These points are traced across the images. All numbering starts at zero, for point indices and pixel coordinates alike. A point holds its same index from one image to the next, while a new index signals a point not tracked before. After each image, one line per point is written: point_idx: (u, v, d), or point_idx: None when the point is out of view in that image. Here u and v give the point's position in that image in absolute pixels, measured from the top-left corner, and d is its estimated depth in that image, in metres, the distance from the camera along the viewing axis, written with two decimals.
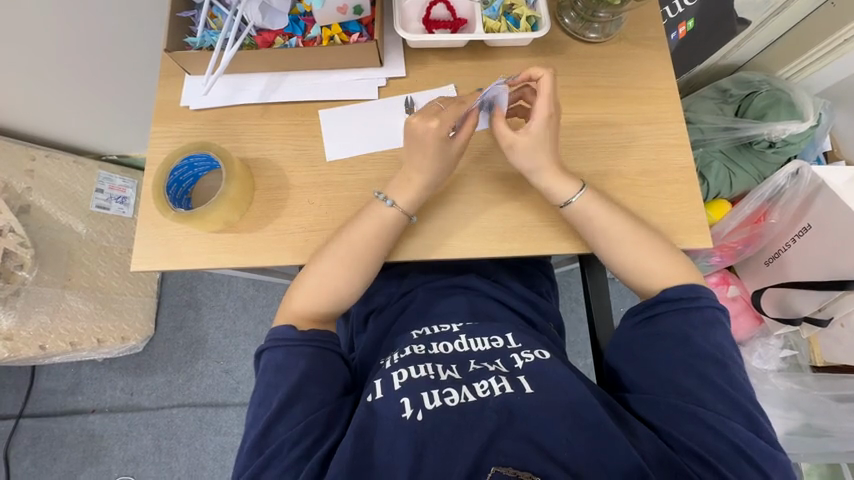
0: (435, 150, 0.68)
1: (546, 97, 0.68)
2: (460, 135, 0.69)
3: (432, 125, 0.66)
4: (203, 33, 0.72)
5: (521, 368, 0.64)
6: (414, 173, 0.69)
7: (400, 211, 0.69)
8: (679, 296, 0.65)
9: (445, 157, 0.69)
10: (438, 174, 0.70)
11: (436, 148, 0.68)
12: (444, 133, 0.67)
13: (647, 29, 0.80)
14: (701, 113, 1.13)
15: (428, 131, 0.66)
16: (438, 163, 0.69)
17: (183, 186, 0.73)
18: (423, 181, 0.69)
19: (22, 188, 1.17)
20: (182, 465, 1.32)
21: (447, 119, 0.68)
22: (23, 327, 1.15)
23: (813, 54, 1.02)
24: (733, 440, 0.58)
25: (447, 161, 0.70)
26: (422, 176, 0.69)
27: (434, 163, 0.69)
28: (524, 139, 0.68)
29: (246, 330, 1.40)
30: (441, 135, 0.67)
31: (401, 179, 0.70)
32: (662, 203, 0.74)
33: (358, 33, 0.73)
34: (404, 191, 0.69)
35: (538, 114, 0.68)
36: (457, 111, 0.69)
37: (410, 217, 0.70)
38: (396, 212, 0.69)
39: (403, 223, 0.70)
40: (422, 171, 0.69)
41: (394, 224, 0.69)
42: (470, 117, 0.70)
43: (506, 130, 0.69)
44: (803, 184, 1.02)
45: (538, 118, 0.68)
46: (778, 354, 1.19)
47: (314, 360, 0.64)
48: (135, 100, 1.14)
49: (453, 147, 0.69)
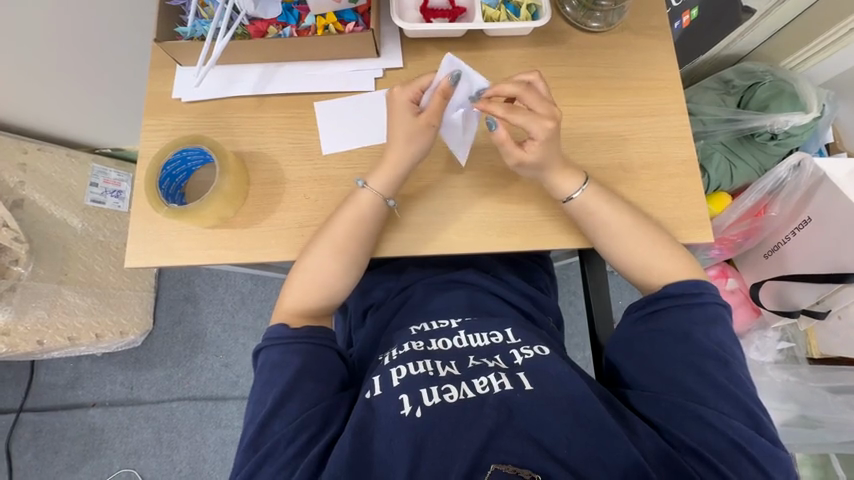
0: (401, 119, 0.66)
1: (535, 116, 0.63)
2: (428, 109, 0.65)
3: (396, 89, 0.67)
4: (194, 22, 0.70)
5: (520, 364, 0.63)
6: (390, 154, 0.68)
7: (374, 193, 0.68)
8: (680, 291, 0.64)
9: (414, 133, 0.66)
10: (414, 155, 0.68)
11: (399, 115, 0.66)
12: (405, 98, 0.66)
13: (650, 18, 0.78)
14: (704, 104, 1.11)
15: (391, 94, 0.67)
16: (411, 141, 0.67)
17: (177, 179, 0.71)
18: (400, 162, 0.68)
19: (15, 182, 1.14)
20: (182, 457, 1.32)
21: (413, 84, 0.66)
22: (19, 322, 1.14)
23: (818, 44, 1.00)
24: (732, 437, 0.57)
25: (416, 139, 0.67)
26: (402, 158, 0.68)
27: (403, 137, 0.67)
28: (535, 157, 0.65)
29: (245, 324, 1.39)
30: (402, 99, 0.66)
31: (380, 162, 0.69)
32: (664, 196, 0.72)
33: (354, 22, 0.72)
34: (383, 178, 0.68)
35: (535, 134, 0.64)
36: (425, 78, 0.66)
37: (387, 200, 0.69)
38: (371, 195, 0.68)
39: (382, 208, 0.69)
40: (404, 157, 0.68)
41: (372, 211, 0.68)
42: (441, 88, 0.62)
43: (514, 149, 0.65)
44: (805, 176, 1.00)
45: (537, 137, 0.64)
46: (774, 346, 1.19)
47: (312, 357, 0.63)
48: (126, 90, 1.12)
49: (420, 120, 0.65)
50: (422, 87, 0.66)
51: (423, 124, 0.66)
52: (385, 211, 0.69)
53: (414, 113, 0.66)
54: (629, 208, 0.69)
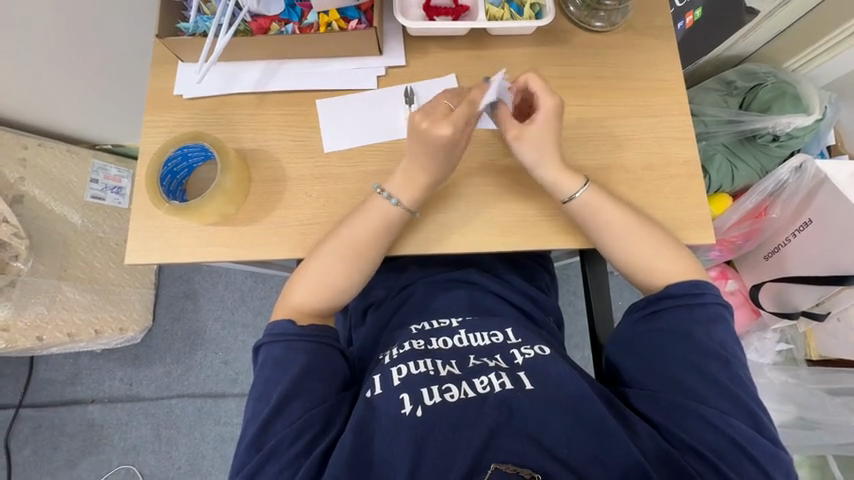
0: (438, 153, 0.66)
1: (546, 88, 0.66)
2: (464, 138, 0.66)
3: (442, 128, 0.64)
4: (196, 18, 0.70)
5: (521, 364, 0.63)
6: (420, 174, 0.68)
7: (403, 207, 0.68)
8: (681, 292, 0.64)
9: (455, 157, 0.68)
10: (445, 173, 0.69)
11: (445, 150, 0.66)
12: (452, 138, 0.65)
13: (655, 18, 0.78)
14: (706, 105, 1.10)
15: (436, 133, 0.64)
16: (449, 163, 0.68)
17: (178, 177, 0.71)
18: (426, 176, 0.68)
19: (14, 178, 1.14)
20: (182, 454, 1.32)
21: (457, 120, 0.64)
22: (19, 317, 1.13)
23: (821, 45, 1.00)
24: (732, 436, 0.56)
25: (455, 160, 0.69)
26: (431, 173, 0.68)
27: (445, 163, 0.68)
28: (535, 129, 0.66)
29: (245, 321, 1.39)
30: (447, 140, 0.65)
31: (403, 173, 0.68)
32: (666, 197, 0.72)
33: (357, 19, 0.71)
34: (403, 185, 0.68)
35: (544, 105, 0.66)
36: (471, 115, 0.65)
37: (413, 212, 0.69)
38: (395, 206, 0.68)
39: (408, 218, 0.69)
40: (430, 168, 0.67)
41: (376, 211, 0.67)
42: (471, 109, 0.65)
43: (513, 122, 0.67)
44: (806, 178, 0.99)
45: (545, 106, 0.66)
46: (773, 348, 1.18)
47: (313, 355, 0.63)
48: (126, 86, 1.11)
49: (457, 152, 0.67)
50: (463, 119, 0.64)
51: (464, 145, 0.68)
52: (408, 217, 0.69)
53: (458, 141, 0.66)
54: (629, 210, 0.69)
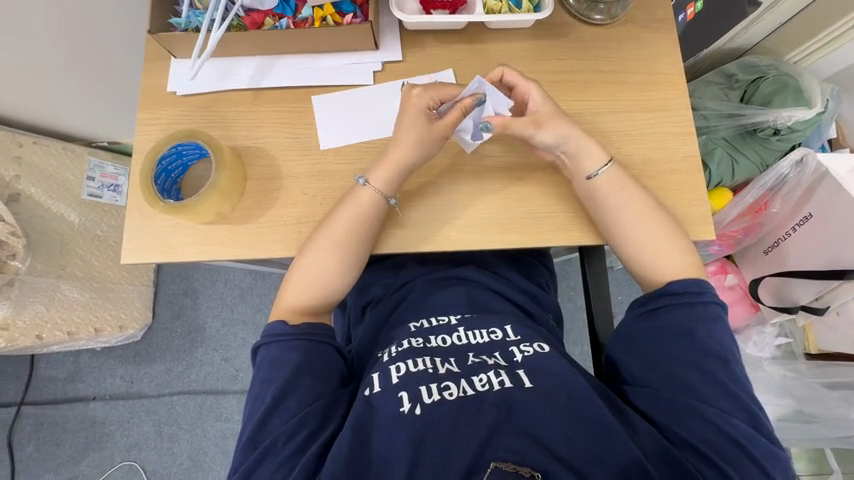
0: (415, 121, 0.67)
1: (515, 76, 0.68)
2: (445, 118, 0.66)
3: (414, 91, 0.67)
4: (188, 13, 0.68)
5: (520, 362, 0.62)
6: (392, 152, 0.67)
7: (376, 191, 0.67)
8: (684, 289, 0.63)
9: (429, 139, 0.67)
10: (418, 159, 0.68)
11: (415, 118, 0.67)
12: (423, 103, 0.67)
13: (655, 11, 0.77)
14: (706, 99, 1.08)
15: (409, 97, 0.67)
16: (421, 145, 0.67)
17: (172, 175, 0.70)
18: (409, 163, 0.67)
19: (10, 176, 1.12)
20: (183, 450, 1.31)
21: (432, 92, 0.67)
22: (18, 316, 1.13)
23: (824, 37, 0.99)
24: (733, 436, 0.56)
25: (429, 146, 0.67)
26: (403, 157, 0.67)
27: (416, 139, 0.67)
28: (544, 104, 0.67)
29: (245, 318, 1.38)
30: (420, 105, 0.67)
31: (380, 161, 0.68)
32: (666, 192, 0.71)
33: (352, 14, 0.70)
34: (379, 170, 0.67)
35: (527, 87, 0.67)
36: (448, 91, 0.68)
37: (389, 199, 0.68)
38: (371, 192, 0.67)
39: (384, 208, 0.68)
40: (407, 156, 0.67)
41: (368, 204, 0.67)
42: (462, 103, 0.65)
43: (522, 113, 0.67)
44: (807, 172, 0.98)
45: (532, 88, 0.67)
46: (773, 342, 1.17)
47: (309, 353, 0.62)
48: (122, 83, 1.11)
49: (436, 129, 0.66)
50: (441, 99, 0.68)
51: (438, 135, 0.66)
52: (384, 210, 0.68)
53: (428, 120, 0.67)
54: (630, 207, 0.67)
